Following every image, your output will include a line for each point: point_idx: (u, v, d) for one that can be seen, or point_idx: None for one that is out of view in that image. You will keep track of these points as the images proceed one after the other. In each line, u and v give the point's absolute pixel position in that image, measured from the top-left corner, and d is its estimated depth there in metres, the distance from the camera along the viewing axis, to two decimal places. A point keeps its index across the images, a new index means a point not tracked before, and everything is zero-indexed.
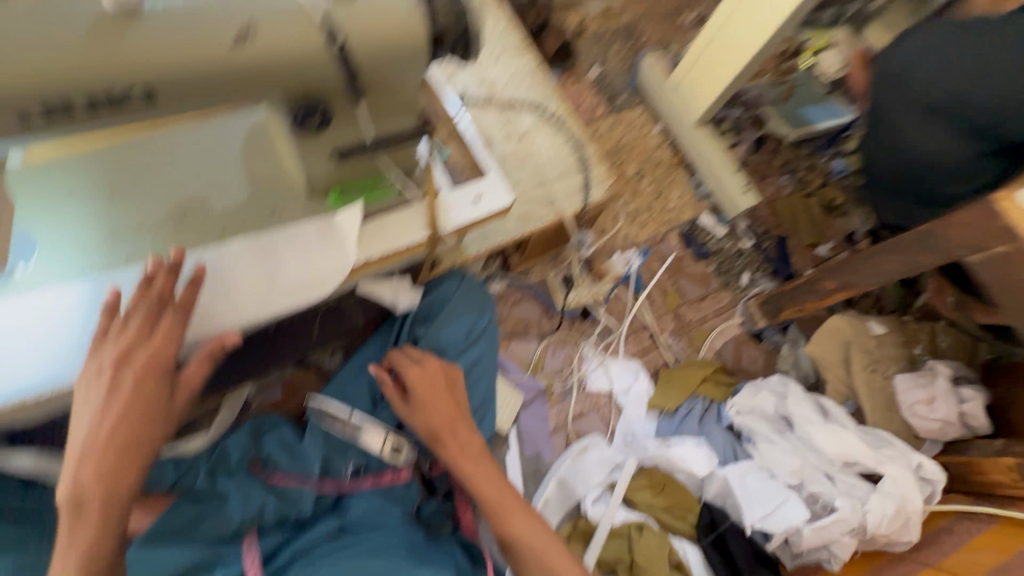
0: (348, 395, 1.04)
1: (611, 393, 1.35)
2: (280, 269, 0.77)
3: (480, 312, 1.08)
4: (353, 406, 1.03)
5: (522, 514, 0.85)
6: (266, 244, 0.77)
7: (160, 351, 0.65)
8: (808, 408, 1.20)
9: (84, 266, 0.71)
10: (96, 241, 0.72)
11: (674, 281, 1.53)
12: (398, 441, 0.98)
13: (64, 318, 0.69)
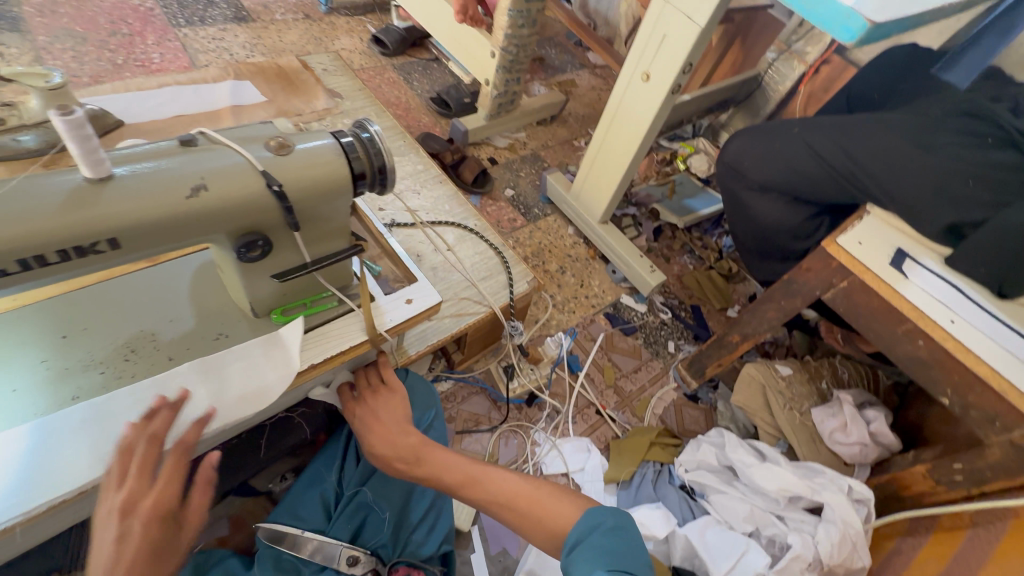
0: (299, 512, 1.00)
1: (568, 473, 1.37)
2: (226, 383, 0.82)
3: (429, 406, 1.19)
4: (307, 526, 0.98)
5: (494, 478, 0.91)
6: (212, 362, 0.83)
7: (167, 488, 0.64)
8: (745, 453, 1.30)
9: (28, 406, 0.73)
10: (43, 382, 0.76)
11: (609, 358, 1.67)
12: (354, 551, 0.95)
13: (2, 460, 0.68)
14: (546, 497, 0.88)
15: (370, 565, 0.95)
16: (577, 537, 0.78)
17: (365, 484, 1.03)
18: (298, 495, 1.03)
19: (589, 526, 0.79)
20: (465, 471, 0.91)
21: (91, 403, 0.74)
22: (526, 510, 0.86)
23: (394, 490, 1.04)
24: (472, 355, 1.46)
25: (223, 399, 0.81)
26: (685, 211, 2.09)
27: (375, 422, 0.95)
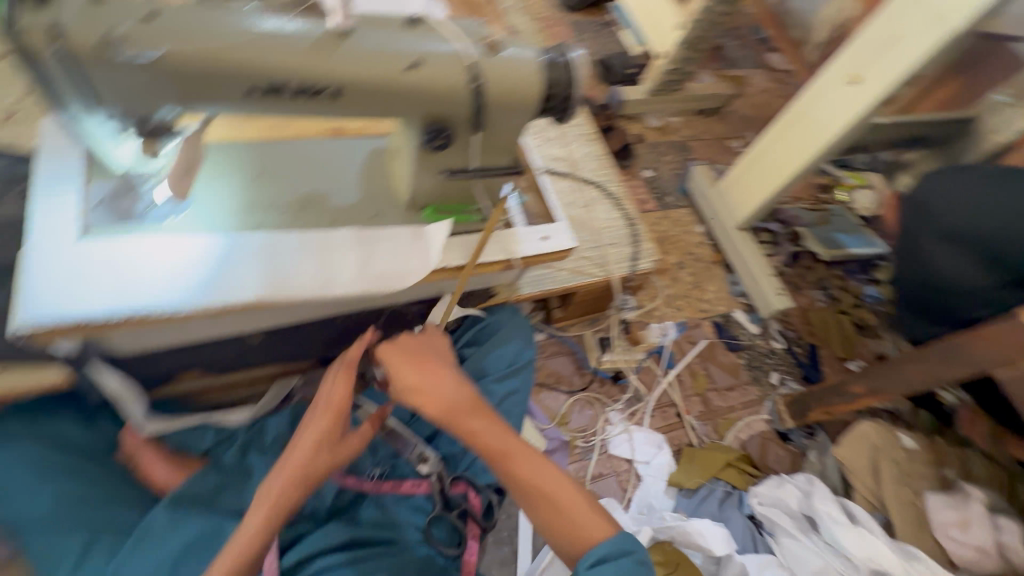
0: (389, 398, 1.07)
1: (631, 461, 1.34)
2: (374, 257, 0.88)
3: (525, 345, 1.15)
4: (392, 411, 1.07)
5: (527, 459, 0.77)
6: (367, 235, 0.89)
7: (343, 397, 0.83)
8: (834, 508, 1.18)
9: (221, 223, 0.84)
10: (236, 208, 0.86)
11: (704, 366, 1.58)
12: (425, 451, 1.01)
13: (195, 257, 0.78)
14: (581, 501, 0.76)
15: (435, 469, 1.00)
16: (603, 560, 0.70)
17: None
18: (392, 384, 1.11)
19: (619, 553, 0.71)
20: (495, 441, 0.77)
21: (269, 237, 0.83)
22: (556, 510, 0.75)
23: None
24: (571, 316, 1.45)
25: (369, 271, 0.87)
26: (833, 245, 1.90)
27: (404, 360, 0.80)
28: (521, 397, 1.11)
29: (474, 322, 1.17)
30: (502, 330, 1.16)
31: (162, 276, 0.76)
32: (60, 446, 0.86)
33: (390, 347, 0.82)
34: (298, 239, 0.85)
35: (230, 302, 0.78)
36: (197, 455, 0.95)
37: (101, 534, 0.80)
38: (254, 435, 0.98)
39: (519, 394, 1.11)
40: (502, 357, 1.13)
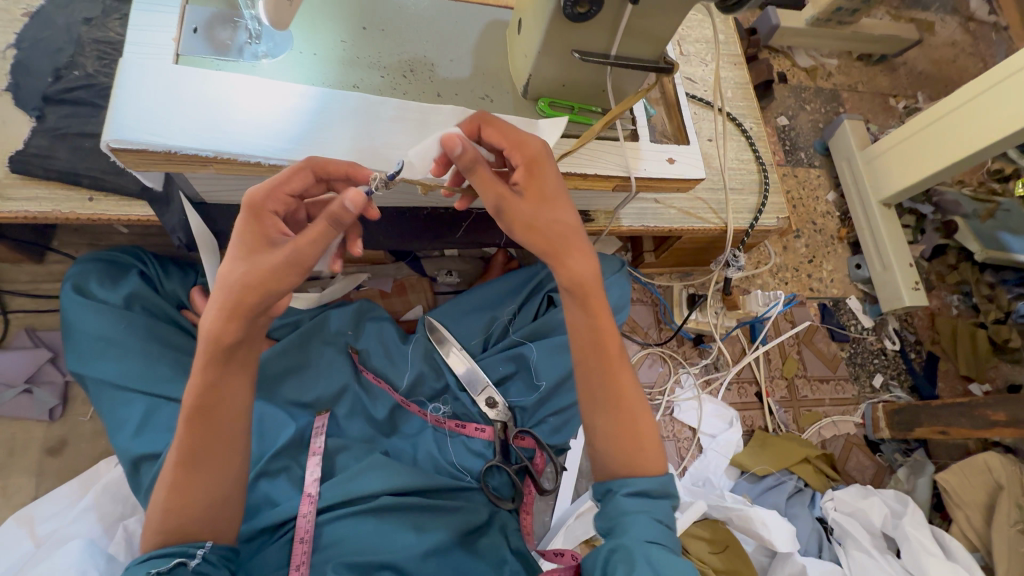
0: (463, 327, 0.99)
1: (695, 431, 1.23)
2: None
3: (622, 303, 1.01)
4: (464, 342, 0.97)
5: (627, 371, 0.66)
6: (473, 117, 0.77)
7: (278, 190, 0.63)
8: (927, 537, 1.03)
9: (320, 74, 0.74)
10: (336, 60, 0.76)
11: (799, 350, 1.39)
12: (494, 396, 0.92)
13: (288, 105, 0.70)
14: (654, 437, 0.66)
15: (501, 418, 0.91)
16: (644, 494, 0.62)
17: (529, 342, 0.96)
18: (470, 312, 1.00)
19: (663, 495, 0.63)
20: (607, 335, 0.66)
21: (367, 98, 0.73)
22: (629, 432, 0.64)
23: (555, 368, 0.93)
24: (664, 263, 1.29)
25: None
26: (995, 245, 1.52)
27: (546, 181, 0.65)
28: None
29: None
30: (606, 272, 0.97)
31: (257, 120, 0.68)
32: (132, 302, 0.86)
33: (525, 155, 0.65)
34: (398, 107, 0.74)
35: (319, 162, 0.70)
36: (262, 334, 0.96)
37: (165, 401, 0.82)
38: (316, 326, 0.94)
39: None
40: None
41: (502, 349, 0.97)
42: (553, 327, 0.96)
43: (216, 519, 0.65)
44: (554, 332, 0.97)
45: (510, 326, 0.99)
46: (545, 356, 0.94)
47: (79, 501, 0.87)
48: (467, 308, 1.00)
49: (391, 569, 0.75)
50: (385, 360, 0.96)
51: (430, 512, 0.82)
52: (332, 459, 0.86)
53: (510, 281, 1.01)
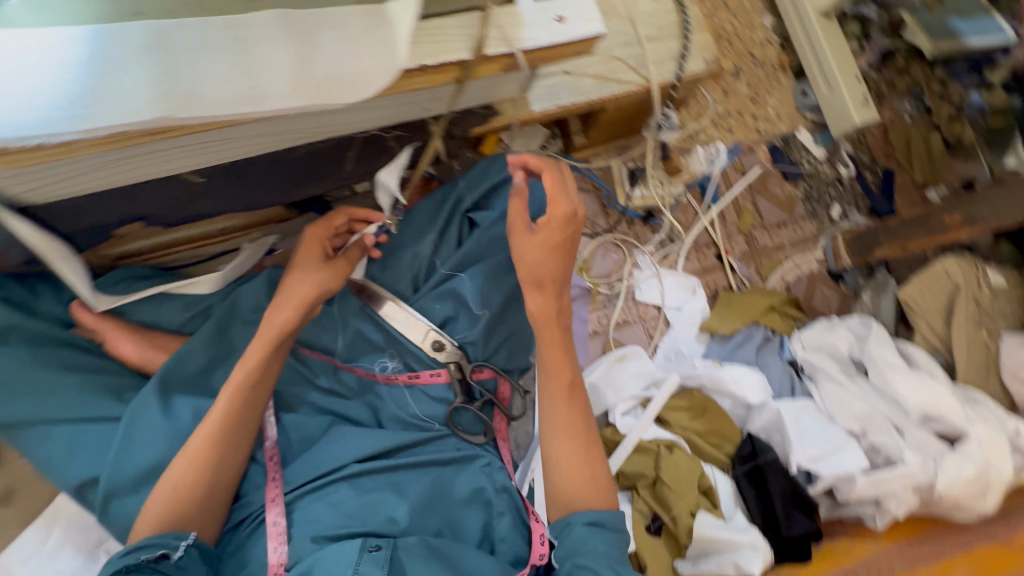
0: (387, 271, 0.88)
1: (660, 307, 1.21)
2: (317, 51, 0.62)
3: (549, 203, 0.90)
4: (393, 288, 0.89)
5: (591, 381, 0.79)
6: (303, 18, 0.61)
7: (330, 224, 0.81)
8: (891, 352, 1.05)
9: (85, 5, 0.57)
10: None
11: (753, 200, 1.33)
12: (440, 339, 0.86)
13: (57, 58, 0.54)
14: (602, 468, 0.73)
15: (454, 358, 0.86)
16: (597, 524, 0.68)
17: (461, 270, 0.87)
18: (390, 253, 0.88)
19: (614, 526, 0.70)
20: (561, 374, 0.75)
21: (155, 23, 0.57)
22: (580, 450, 0.72)
23: (492, 293, 0.86)
24: (597, 141, 1.19)
25: (309, 74, 0.62)
26: (944, 34, 1.42)
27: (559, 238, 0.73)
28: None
29: (487, 173, 0.89)
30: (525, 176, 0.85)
31: (24, 87, 0.53)
32: (7, 335, 0.76)
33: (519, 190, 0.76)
34: (204, 26, 0.59)
35: (124, 123, 0.56)
36: (171, 330, 0.87)
37: (89, 424, 0.76)
38: (231, 309, 0.87)
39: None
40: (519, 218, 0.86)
41: (434, 286, 0.89)
42: (481, 250, 0.88)
43: (213, 498, 0.70)
44: (483, 256, 0.88)
45: (435, 258, 0.88)
46: (480, 283, 0.86)
47: (46, 542, 0.84)
48: (386, 250, 0.88)
49: (376, 527, 0.73)
50: (316, 327, 0.87)
51: (404, 468, 0.81)
52: (288, 441, 0.82)
53: (425, 206, 0.88)
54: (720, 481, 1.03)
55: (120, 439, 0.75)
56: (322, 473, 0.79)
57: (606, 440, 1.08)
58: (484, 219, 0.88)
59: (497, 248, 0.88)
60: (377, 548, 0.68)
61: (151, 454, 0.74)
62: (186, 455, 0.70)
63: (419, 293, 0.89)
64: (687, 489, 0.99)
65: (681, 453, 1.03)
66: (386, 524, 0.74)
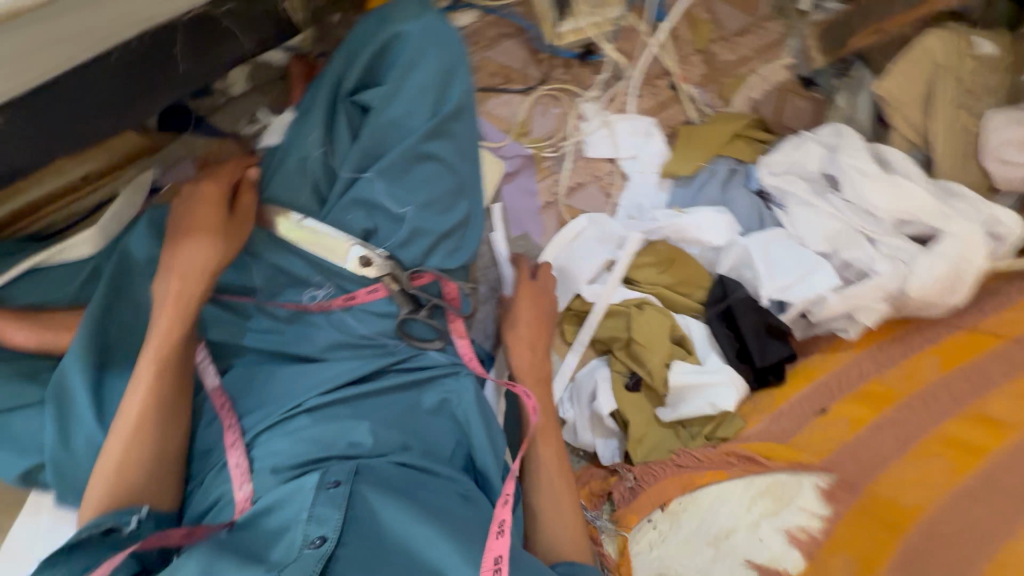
0: (281, 187, 0.75)
1: (615, 160, 1.08)
2: None
3: (450, 62, 0.73)
4: (295, 203, 0.76)
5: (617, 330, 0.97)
6: None
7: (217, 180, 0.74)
8: (864, 158, 0.96)
9: None
10: None
11: (709, 8, 1.14)
12: (368, 253, 0.75)
13: None
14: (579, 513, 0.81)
15: (386, 271, 0.76)
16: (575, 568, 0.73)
17: (365, 171, 0.75)
18: (278, 161, 0.76)
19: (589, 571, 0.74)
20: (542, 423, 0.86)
21: None
22: (557, 493, 0.81)
23: (411, 189, 0.75)
24: None
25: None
26: None
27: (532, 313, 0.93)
28: (468, 155, 0.78)
29: (363, 40, 0.73)
30: (414, 29, 0.72)
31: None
32: None
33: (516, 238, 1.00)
34: None
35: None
36: (62, 303, 0.76)
37: (14, 413, 0.72)
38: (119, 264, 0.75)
39: (465, 151, 0.77)
40: (419, 92, 0.72)
41: (342, 192, 0.76)
42: (382, 138, 0.74)
43: (164, 461, 0.67)
44: (388, 146, 0.74)
45: (331, 158, 0.75)
46: (395, 178, 0.74)
47: None
48: (277, 161, 0.76)
49: (343, 450, 0.71)
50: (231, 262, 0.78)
51: (367, 395, 0.76)
52: (235, 388, 0.78)
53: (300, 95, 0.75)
54: (692, 327, 1.02)
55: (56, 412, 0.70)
56: (283, 407, 0.74)
57: (577, 312, 1.06)
58: (376, 102, 0.73)
59: (401, 132, 0.74)
60: (336, 485, 0.66)
61: (89, 420, 0.70)
62: (133, 412, 0.66)
63: (328, 204, 0.77)
64: (661, 340, 0.99)
65: (652, 309, 1.01)
66: (353, 443, 0.72)
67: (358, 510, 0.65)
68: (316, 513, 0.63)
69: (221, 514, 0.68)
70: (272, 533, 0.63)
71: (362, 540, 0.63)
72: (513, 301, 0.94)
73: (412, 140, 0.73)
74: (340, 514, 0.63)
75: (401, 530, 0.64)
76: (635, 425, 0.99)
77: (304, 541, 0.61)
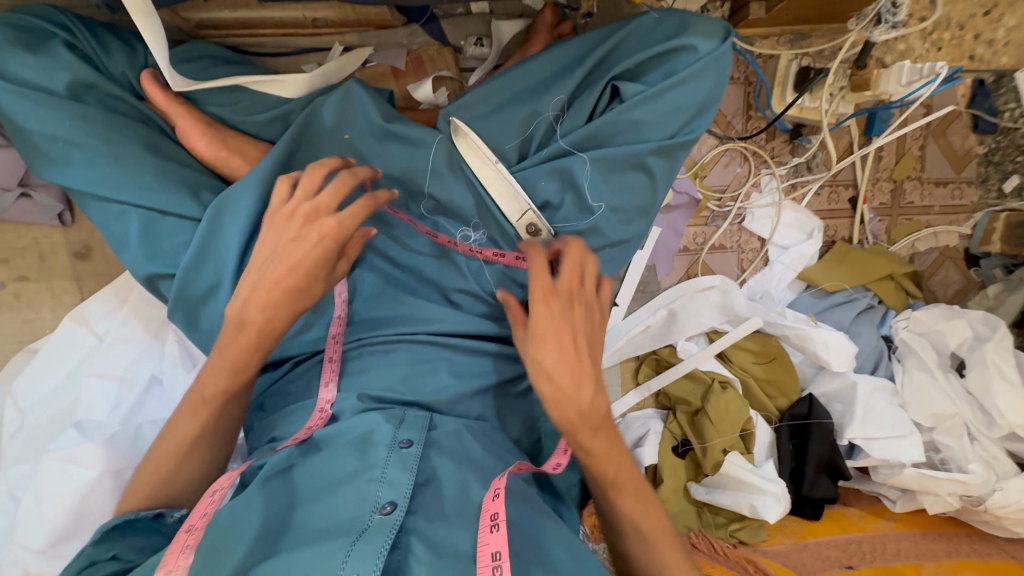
0: (495, 125, 0.76)
1: (765, 242, 1.07)
2: None
3: (712, 96, 0.74)
4: (498, 148, 0.77)
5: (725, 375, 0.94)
6: None
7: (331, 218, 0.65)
8: (1008, 362, 0.95)
9: None
10: None
11: (921, 145, 1.09)
12: (537, 220, 0.75)
13: None
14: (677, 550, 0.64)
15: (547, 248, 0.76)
16: None
17: (581, 151, 0.75)
18: (506, 103, 0.77)
19: None
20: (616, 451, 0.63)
21: None
22: (633, 532, 0.64)
23: (613, 186, 0.76)
24: (774, 22, 0.92)
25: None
26: None
27: (555, 322, 0.60)
28: (672, 179, 0.78)
29: (645, 40, 0.75)
30: (697, 52, 0.72)
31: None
32: (81, 92, 0.69)
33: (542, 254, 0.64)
34: None
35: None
36: (247, 132, 0.78)
37: (165, 216, 0.72)
38: (309, 119, 0.76)
39: (673, 174, 0.78)
40: (671, 110, 0.73)
41: (543, 158, 0.77)
42: (613, 132, 0.74)
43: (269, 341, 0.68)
44: (614, 139, 0.75)
45: (555, 124, 0.77)
46: (604, 170, 0.75)
47: (118, 311, 0.88)
48: (507, 98, 0.78)
49: (417, 399, 0.74)
50: (409, 171, 0.77)
51: (460, 351, 0.78)
52: (357, 281, 0.80)
53: (558, 57, 0.77)
54: (762, 428, 1.01)
55: (199, 240, 0.72)
56: (392, 329, 0.78)
57: (659, 359, 1.07)
58: (630, 97, 0.73)
59: (634, 134, 0.74)
60: (408, 446, 0.66)
61: (224, 262, 0.72)
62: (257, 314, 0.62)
63: (525, 162, 0.77)
64: (731, 427, 0.97)
65: (734, 393, 0.99)
66: (425, 399, 0.74)
67: (426, 477, 0.64)
68: (389, 474, 0.62)
69: (300, 418, 0.72)
70: (341, 476, 0.63)
71: (433, 504, 0.62)
72: (544, 333, 0.60)
73: (642, 145, 0.74)
74: (412, 478, 0.62)
75: (453, 520, 0.61)
76: (666, 487, 0.99)
77: (376, 505, 0.59)
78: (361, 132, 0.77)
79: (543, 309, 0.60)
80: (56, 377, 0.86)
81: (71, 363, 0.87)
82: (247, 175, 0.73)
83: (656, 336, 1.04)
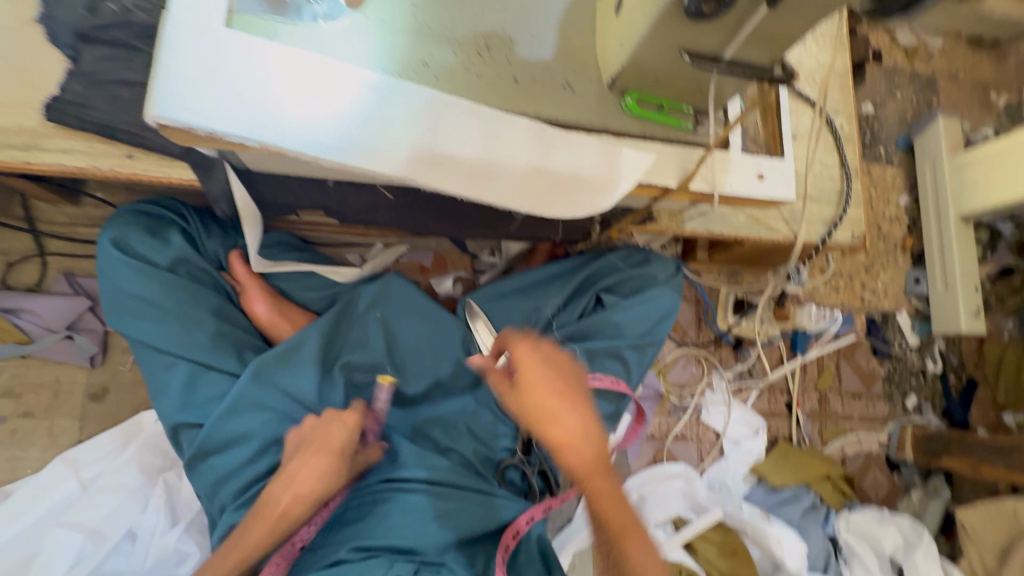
0: (505, 316, 0.96)
1: (719, 435, 1.22)
2: (550, 157, 0.67)
3: (672, 308, 0.98)
4: (505, 329, 0.95)
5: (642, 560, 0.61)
6: (547, 131, 0.66)
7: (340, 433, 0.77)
8: (937, 571, 1.04)
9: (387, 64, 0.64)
10: (403, 60, 0.65)
11: (837, 364, 1.34)
12: None
13: (342, 107, 0.59)
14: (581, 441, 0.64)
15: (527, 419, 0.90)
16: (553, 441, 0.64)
17: (573, 340, 0.94)
18: (517, 298, 0.98)
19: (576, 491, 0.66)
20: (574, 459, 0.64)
21: (432, 97, 0.62)
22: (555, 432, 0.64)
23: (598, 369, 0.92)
24: (716, 262, 1.22)
25: (546, 172, 0.67)
26: None
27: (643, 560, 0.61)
28: (644, 367, 0.96)
29: (620, 265, 0.99)
30: (657, 279, 0.98)
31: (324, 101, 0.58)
32: (177, 265, 0.84)
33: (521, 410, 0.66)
34: (454, 123, 0.63)
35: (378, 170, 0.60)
36: (297, 304, 0.93)
37: (208, 368, 0.82)
38: (351, 302, 0.92)
39: (644, 362, 0.96)
40: (642, 319, 0.96)
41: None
42: (597, 328, 0.94)
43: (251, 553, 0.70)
44: (596, 333, 0.94)
45: (553, 319, 0.96)
46: (591, 358, 0.92)
47: (116, 454, 0.90)
48: (517, 289, 0.98)
49: (411, 548, 0.77)
50: (428, 345, 0.93)
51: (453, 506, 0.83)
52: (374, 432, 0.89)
53: (555, 270, 1.00)
54: None
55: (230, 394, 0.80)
56: (387, 482, 0.83)
57: None
58: (610, 303, 0.96)
59: (612, 332, 0.94)
60: None
61: (257, 412, 0.81)
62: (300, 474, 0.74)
63: None
64: None
65: None
66: (422, 547, 0.77)
67: None
68: None
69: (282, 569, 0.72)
70: None
71: None
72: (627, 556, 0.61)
73: (616, 339, 0.94)
74: None
75: None
76: None
77: None
78: (391, 311, 0.93)
79: (563, 425, 0.64)
80: (26, 524, 0.83)
81: (48, 507, 0.85)
82: (287, 339, 0.84)
83: (629, 520, 1.10)
